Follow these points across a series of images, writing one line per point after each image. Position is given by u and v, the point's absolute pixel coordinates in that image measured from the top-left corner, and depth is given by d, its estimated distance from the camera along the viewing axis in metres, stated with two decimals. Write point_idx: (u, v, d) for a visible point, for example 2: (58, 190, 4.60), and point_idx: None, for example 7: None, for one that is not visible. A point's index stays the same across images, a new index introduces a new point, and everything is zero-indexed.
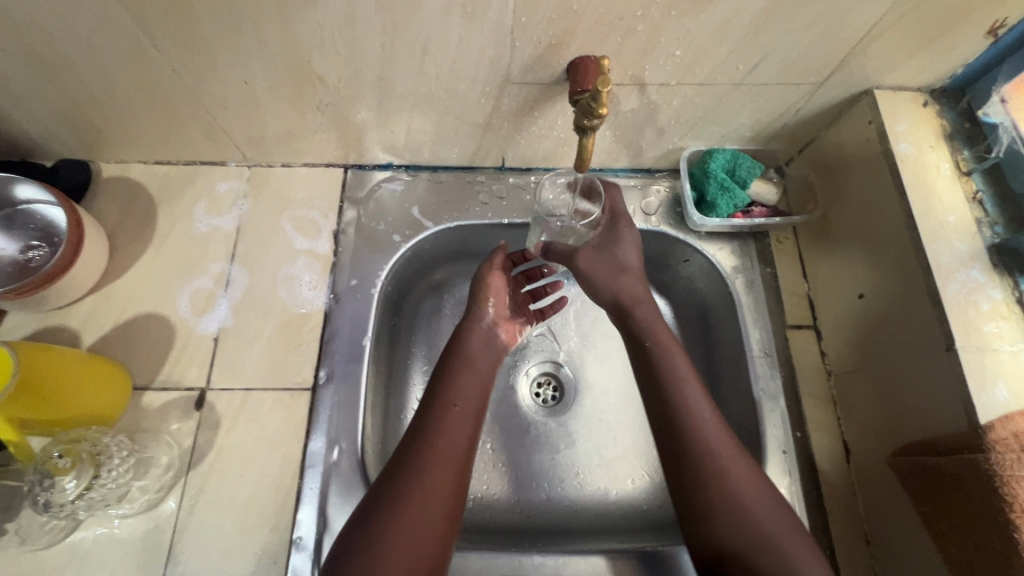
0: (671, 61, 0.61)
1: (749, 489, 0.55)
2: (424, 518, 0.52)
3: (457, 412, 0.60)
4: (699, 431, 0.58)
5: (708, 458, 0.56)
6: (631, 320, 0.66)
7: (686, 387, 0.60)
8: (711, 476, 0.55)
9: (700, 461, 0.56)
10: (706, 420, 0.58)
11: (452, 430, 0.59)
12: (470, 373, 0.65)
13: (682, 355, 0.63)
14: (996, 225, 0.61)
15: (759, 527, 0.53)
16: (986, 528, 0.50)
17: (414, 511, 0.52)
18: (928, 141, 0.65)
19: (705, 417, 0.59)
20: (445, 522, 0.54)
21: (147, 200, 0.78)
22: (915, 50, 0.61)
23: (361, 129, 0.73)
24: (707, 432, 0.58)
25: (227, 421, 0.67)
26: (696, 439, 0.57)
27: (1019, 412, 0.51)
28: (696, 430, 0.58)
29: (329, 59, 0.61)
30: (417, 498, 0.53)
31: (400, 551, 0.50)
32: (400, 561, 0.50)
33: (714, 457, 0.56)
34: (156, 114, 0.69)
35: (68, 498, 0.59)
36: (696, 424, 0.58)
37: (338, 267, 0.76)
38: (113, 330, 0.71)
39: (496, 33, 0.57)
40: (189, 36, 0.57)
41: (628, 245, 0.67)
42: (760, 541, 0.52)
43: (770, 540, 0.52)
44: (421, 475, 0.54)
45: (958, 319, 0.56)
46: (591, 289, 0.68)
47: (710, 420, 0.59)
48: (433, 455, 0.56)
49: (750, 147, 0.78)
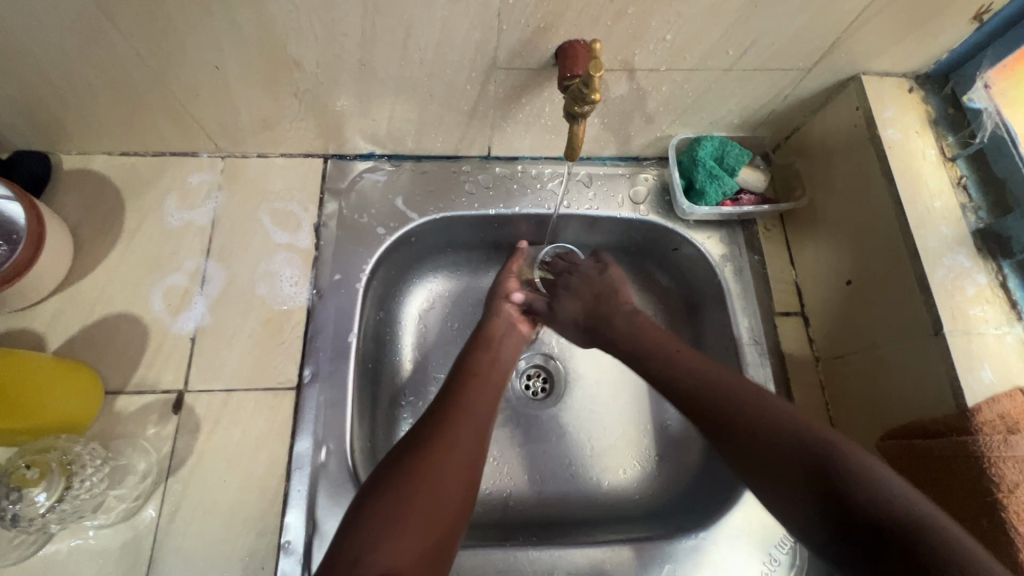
0: (662, 46, 0.60)
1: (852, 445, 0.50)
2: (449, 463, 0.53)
3: (477, 380, 0.63)
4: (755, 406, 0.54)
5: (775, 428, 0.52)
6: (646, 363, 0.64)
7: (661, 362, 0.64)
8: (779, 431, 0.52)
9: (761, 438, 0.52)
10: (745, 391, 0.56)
11: (473, 394, 0.61)
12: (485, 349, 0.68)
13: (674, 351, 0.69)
14: (979, 210, 0.62)
15: (881, 496, 0.45)
16: (973, 508, 0.51)
17: (443, 451, 0.54)
18: (913, 127, 0.65)
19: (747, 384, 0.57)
20: (467, 474, 0.54)
21: (114, 193, 0.74)
22: (902, 36, 0.61)
23: (341, 117, 0.70)
24: (745, 401, 0.55)
25: (208, 424, 0.65)
26: (748, 410, 0.54)
27: (1005, 395, 0.53)
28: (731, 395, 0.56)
29: (306, 43, 0.57)
30: (447, 441, 0.55)
31: (423, 494, 0.50)
32: (427, 500, 0.50)
33: (779, 433, 0.52)
34: (120, 102, 0.65)
35: (39, 512, 0.55)
36: (735, 396, 0.56)
37: (320, 261, 0.73)
38: (81, 331, 0.67)
39: (483, 15, 0.55)
40: (154, 17, 0.53)
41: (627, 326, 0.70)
42: (893, 515, 0.44)
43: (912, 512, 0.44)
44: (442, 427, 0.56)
45: (945, 304, 0.57)
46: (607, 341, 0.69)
47: (759, 394, 0.56)
48: (459, 409, 0.59)
49: (737, 134, 0.78)
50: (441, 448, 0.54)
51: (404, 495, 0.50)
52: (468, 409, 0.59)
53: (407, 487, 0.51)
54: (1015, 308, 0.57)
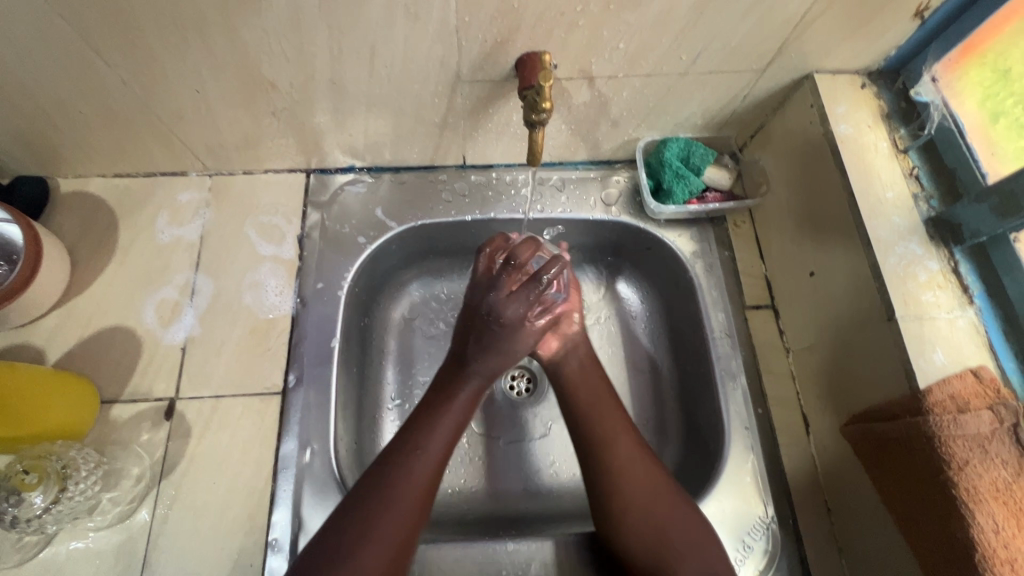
0: (616, 54, 0.63)
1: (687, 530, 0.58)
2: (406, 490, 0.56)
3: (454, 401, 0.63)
4: (644, 503, 0.59)
5: (646, 531, 0.58)
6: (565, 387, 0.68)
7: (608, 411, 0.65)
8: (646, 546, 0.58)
9: (638, 527, 0.58)
10: (643, 484, 0.60)
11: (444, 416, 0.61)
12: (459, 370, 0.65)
13: None
14: (931, 199, 0.64)
15: None
16: (928, 487, 0.52)
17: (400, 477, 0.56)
18: (866, 121, 0.68)
19: (638, 473, 0.60)
20: (418, 513, 0.56)
21: (108, 213, 0.78)
22: (848, 35, 0.64)
23: (319, 133, 0.73)
24: (645, 495, 0.59)
25: (198, 429, 0.68)
26: (640, 493, 0.60)
27: (955, 376, 0.54)
28: (633, 486, 0.60)
29: (278, 64, 0.61)
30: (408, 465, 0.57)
31: (369, 519, 0.53)
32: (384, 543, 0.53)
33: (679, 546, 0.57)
34: (110, 127, 0.69)
35: (36, 512, 0.58)
36: (638, 490, 0.60)
37: (304, 271, 0.76)
38: (78, 344, 0.71)
39: (442, 32, 0.58)
40: (135, 47, 0.57)
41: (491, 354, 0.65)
42: None
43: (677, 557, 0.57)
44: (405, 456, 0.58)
45: (897, 290, 0.59)
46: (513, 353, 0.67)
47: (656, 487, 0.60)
48: (428, 428, 0.60)
49: (703, 134, 0.80)
50: (392, 495, 0.55)
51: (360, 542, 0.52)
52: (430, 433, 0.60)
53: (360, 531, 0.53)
54: (967, 292, 0.59)
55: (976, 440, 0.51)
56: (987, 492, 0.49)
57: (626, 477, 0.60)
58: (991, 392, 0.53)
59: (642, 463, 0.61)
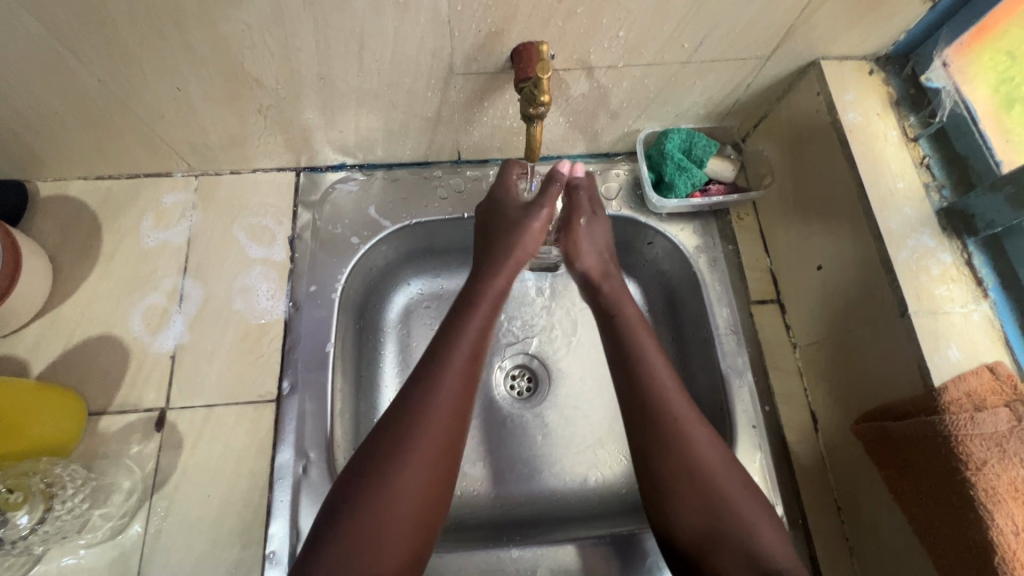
0: (616, 43, 0.60)
1: (709, 456, 0.55)
2: (410, 477, 0.51)
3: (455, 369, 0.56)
4: (704, 473, 0.54)
5: (698, 491, 0.54)
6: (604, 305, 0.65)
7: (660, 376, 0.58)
8: (699, 507, 0.53)
9: (694, 507, 0.53)
10: (705, 453, 0.55)
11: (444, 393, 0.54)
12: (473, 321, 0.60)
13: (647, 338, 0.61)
14: (943, 188, 0.62)
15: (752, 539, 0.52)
16: (944, 487, 0.50)
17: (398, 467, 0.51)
18: (875, 109, 0.66)
19: (701, 446, 0.55)
20: (427, 491, 0.51)
21: (90, 217, 0.75)
22: (857, 19, 0.61)
23: (308, 129, 0.71)
24: (706, 462, 0.54)
25: (190, 440, 0.66)
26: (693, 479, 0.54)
27: (970, 372, 0.53)
28: (700, 462, 0.54)
29: (263, 60, 0.58)
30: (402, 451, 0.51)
31: (378, 519, 0.49)
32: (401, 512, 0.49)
33: (712, 474, 0.54)
34: (88, 127, 0.66)
35: (22, 533, 0.56)
36: (700, 460, 0.55)
37: (296, 273, 0.74)
38: (63, 354, 0.68)
39: (434, 23, 0.55)
40: (109, 43, 0.54)
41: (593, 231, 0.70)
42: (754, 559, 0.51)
43: (726, 503, 0.53)
44: (401, 444, 0.51)
45: (910, 285, 0.57)
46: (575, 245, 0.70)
47: (717, 454, 0.55)
48: (425, 398, 0.54)
49: (705, 125, 0.78)
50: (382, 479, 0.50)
51: (379, 513, 0.49)
52: (429, 410, 0.53)
53: (377, 503, 0.49)
54: (981, 285, 0.58)
55: (993, 439, 0.49)
56: (1005, 493, 0.48)
57: (691, 454, 0.55)
58: (1007, 389, 0.51)
59: (699, 431, 0.56)
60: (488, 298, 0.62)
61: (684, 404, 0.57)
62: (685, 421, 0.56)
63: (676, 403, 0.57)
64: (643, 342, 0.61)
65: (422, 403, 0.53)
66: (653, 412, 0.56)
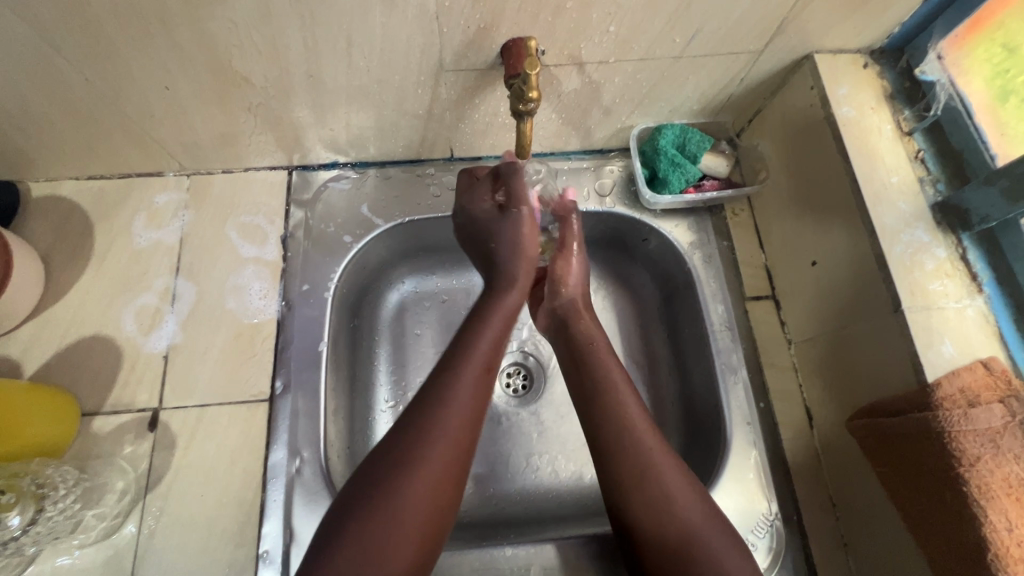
0: (606, 38, 0.60)
1: (670, 473, 0.53)
2: (434, 483, 0.49)
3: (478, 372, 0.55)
4: (669, 492, 0.52)
5: (650, 502, 0.52)
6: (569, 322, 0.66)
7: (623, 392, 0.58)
8: (657, 517, 0.52)
9: (651, 514, 0.52)
10: (671, 483, 0.53)
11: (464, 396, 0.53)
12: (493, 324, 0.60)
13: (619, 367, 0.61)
14: (938, 182, 0.62)
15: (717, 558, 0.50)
16: (938, 483, 0.50)
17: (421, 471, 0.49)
18: (868, 103, 0.65)
19: (666, 474, 0.53)
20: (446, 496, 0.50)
21: (83, 217, 0.75)
22: (850, 12, 0.60)
23: (299, 127, 0.70)
24: (674, 494, 0.52)
25: (183, 439, 0.66)
26: (648, 483, 0.53)
27: (964, 368, 0.52)
28: (665, 492, 0.52)
29: (250, 58, 0.58)
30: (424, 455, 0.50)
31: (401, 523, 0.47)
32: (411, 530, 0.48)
33: (673, 489, 0.53)
34: (77, 127, 0.66)
35: (13, 534, 0.56)
36: (666, 491, 0.52)
37: (289, 272, 0.74)
38: (56, 354, 0.68)
39: (422, 19, 0.55)
40: (95, 43, 0.54)
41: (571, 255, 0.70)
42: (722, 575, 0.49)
43: (684, 518, 0.51)
44: (423, 448, 0.50)
45: (904, 280, 0.57)
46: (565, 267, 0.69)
47: (677, 468, 0.54)
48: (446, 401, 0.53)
49: (698, 120, 0.77)
50: (406, 480, 0.49)
51: (390, 520, 0.47)
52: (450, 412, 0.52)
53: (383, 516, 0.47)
54: (976, 280, 0.58)
55: (987, 435, 0.49)
56: (999, 489, 0.48)
57: (659, 483, 0.53)
58: (1001, 385, 0.51)
59: (667, 462, 0.54)
60: (500, 311, 0.61)
61: (647, 428, 0.56)
62: (657, 454, 0.54)
63: (637, 413, 0.57)
64: (611, 367, 0.61)
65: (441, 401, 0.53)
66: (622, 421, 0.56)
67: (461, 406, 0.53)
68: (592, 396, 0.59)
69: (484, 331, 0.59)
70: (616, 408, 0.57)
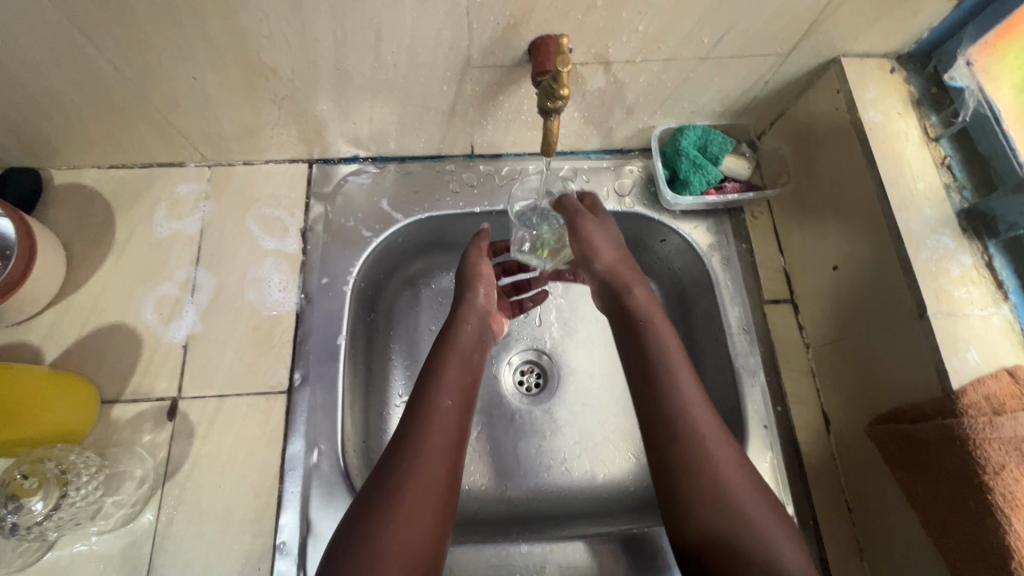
0: (635, 37, 0.59)
1: (724, 461, 0.54)
2: (420, 499, 0.52)
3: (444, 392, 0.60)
4: (719, 476, 0.54)
5: (705, 487, 0.53)
6: (629, 296, 0.66)
7: (678, 370, 0.59)
8: (706, 501, 0.53)
9: (704, 500, 0.53)
10: (726, 471, 0.54)
11: (438, 422, 0.57)
12: (455, 353, 0.64)
13: (676, 345, 0.62)
14: (964, 189, 0.62)
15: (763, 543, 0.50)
16: (961, 490, 0.50)
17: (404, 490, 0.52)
18: (895, 107, 0.65)
19: (721, 457, 0.54)
20: (439, 506, 0.53)
21: (105, 206, 0.75)
22: (880, 16, 0.60)
23: (322, 121, 0.70)
24: (726, 484, 0.53)
25: (202, 429, 0.66)
26: (693, 470, 0.54)
27: (990, 376, 0.52)
28: (713, 475, 0.54)
29: (280, 50, 0.58)
30: (409, 472, 0.53)
31: (397, 539, 0.49)
32: (398, 560, 0.48)
33: (719, 475, 0.54)
34: (103, 116, 0.66)
35: (36, 519, 0.56)
36: (720, 482, 0.53)
37: (308, 265, 0.74)
38: (76, 342, 0.69)
39: (452, 14, 0.55)
40: (126, 32, 0.54)
41: (597, 235, 0.68)
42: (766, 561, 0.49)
43: (729, 501, 0.52)
44: (410, 466, 0.53)
45: (928, 286, 0.57)
46: (592, 250, 0.67)
47: (726, 454, 0.55)
48: (422, 424, 0.56)
49: (720, 122, 0.77)
50: (396, 495, 0.51)
51: (384, 533, 0.49)
52: (428, 437, 0.55)
53: (370, 551, 0.48)
54: (1001, 287, 0.57)
55: (1013, 443, 0.49)
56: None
57: (710, 472, 0.54)
58: None
59: (719, 443, 0.55)
60: (458, 350, 0.64)
61: (707, 418, 0.57)
62: (711, 441, 0.55)
63: (698, 409, 0.57)
64: (669, 350, 0.61)
65: (419, 426, 0.56)
66: (666, 419, 0.57)
67: (439, 434, 0.56)
68: (653, 381, 0.59)
69: (448, 371, 0.62)
70: (672, 403, 0.57)
